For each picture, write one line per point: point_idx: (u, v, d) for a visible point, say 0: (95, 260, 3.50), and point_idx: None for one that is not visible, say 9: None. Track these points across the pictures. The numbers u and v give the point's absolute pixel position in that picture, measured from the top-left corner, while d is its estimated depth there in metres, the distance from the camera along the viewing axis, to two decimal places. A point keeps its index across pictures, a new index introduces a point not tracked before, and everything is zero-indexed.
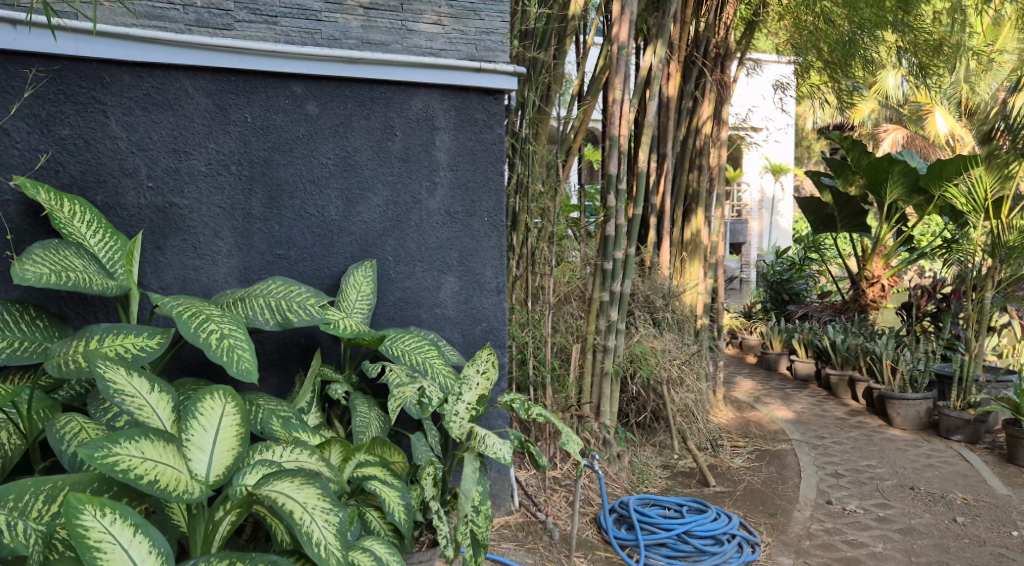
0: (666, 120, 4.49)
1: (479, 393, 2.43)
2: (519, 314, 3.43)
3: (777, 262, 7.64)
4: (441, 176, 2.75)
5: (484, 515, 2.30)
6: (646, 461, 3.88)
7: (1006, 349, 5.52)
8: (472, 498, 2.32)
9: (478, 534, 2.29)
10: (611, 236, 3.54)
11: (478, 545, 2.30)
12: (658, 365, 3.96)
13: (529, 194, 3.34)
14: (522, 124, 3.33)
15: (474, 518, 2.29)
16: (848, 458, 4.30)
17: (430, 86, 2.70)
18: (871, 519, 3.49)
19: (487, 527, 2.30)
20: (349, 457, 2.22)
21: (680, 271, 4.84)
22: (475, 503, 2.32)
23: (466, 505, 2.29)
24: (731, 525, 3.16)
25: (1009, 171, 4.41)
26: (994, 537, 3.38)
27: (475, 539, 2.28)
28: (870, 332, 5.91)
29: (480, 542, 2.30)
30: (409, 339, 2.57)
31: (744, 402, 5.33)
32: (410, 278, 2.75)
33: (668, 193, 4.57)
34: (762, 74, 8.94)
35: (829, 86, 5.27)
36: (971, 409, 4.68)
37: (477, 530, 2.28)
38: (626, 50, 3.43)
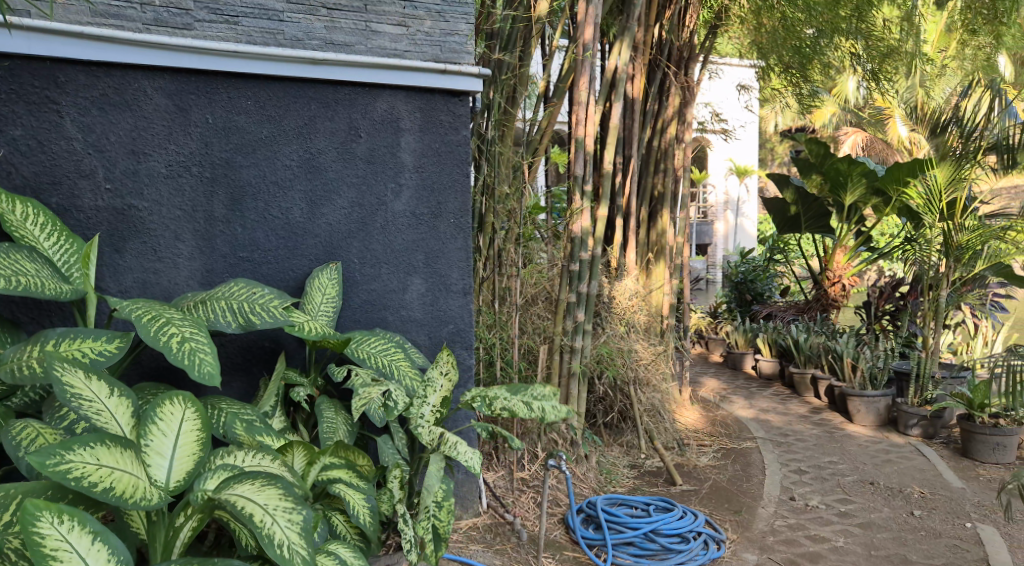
0: (631, 122, 4.52)
1: (443, 395, 2.48)
2: (486, 316, 3.43)
3: (742, 263, 7.74)
4: (406, 178, 2.74)
5: (446, 509, 2.30)
6: (613, 461, 3.90)
7: (960, 346, 5.64)
8: (435, 493, 2.32)
9: (441, 529, 2.29)
10: (578, 237, 3.57)
11: (440, 539, 2.29)
12: (625, 365, 4.01)
13: (495, 195, 3.35)
14: (488, 126, 3.34)
15: (436, 513, 2.30)
16: (811, 455, 4.36)
17: (394, 88, 2.69)
18: (833, 514, 3.55)
19: (449, 521, 2.30)
20: (313, 461, 2.19)
21: (646, 272, 4.88)
22: (437, 498, 2.32)
23: (427, 500, 2.30)
24: (697, 523, 3.19)
25: (962, 174, 4.51)
26: (949, 529, 3.45)
27: (436, 533, 2.28)
28: (831, 331, 6.02)
29: (442, 536, 2.29)
30: (374, 341, 2.56)
31: (710, 401, 5.39)
32: (376, 280, 2.74)
33: (634, 194, 4.57)
34: (724, 78, 9.10)
35: (789, 90, 5.38)
36: (927, 404, 4.79)
37: (439, 525, 2.28)
38: (591, 52, 3.46)
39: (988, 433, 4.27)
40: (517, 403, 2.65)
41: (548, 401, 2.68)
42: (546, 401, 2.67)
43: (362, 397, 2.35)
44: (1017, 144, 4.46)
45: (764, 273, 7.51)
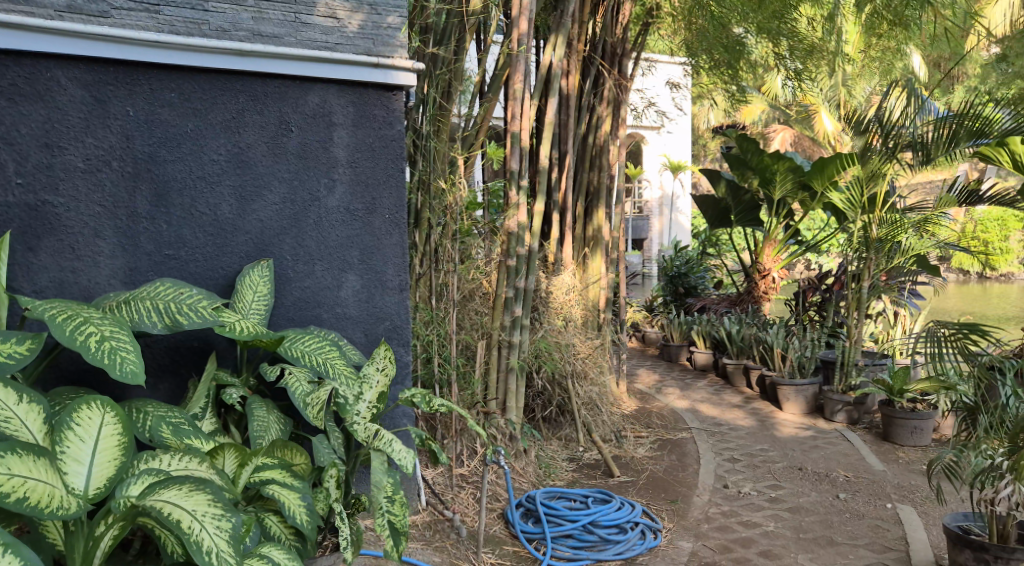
0: (566, 118, 4.55)
1: (379, 391, 2.46)
2: (423, 312, 3.39)
3: (676, 257, 7.88)
4: (339, 173, 2.69)
5: (399, 502, 2.31)
6: (552, 455, 3.92)
7: (880, 334, 5.86)
8: (385, 488, 2.31)
9: (396, 522, 2.30)
10: (514, 232, 3.58)
11: (399, 534, 2.30)
12: (562, 359, 4.04)
13: (430, 190, 3.33)
14: (423, 120, 3.30)
15: (389, 508, 2.29)
16: (743, 443, 4.47)
17: (326, 81, 2.65)
18: (763, 500, 3.65)
19: (404, 514, 2.31)
20: (244, 463, 2.14)
21: (583, 267, 4.92)
22: (388, 492, 2.32)
23: (378, 496, 2.28)
24: (634, 514, 3.24)
25: (879, 170, 4.68)
26: (871, 510, 3.58)
27: (394, 527, 2.28)
28: (762, 322, 6.18)
29: (399, 530, 2.30)
30: (309, 340, 2.51)
31: (647, 393, 5.47)
32: (309, 277, 2.69)
33: (570, 189, 4.58)
34: (656, 74, 9.28)
35: (719, 87, 5.53)
36: (851, 391, 4.97)
37: (394, 518, 2.29)
38: (525, 47, 3.48)
39: (907, 417, 4.44)
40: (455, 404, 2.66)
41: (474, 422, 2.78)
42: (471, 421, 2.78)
43: (313, 403, 2.35)
44: (931, 143, 4.54)
45: (698, 266, 7.67)
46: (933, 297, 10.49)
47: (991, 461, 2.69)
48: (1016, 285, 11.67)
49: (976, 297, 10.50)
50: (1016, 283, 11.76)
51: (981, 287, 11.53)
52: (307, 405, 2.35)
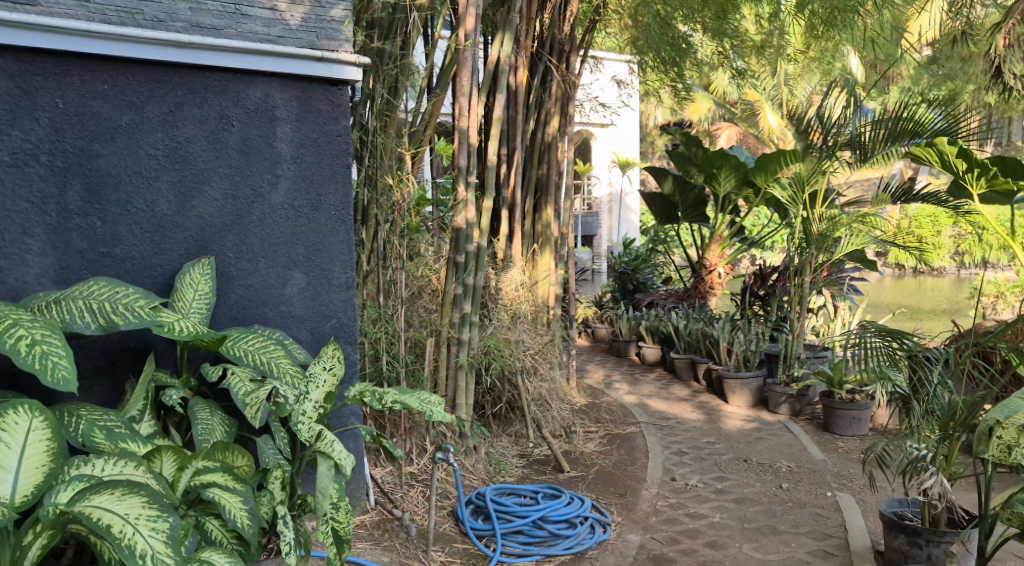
0: (515, 115, 4.52)
1: (327, 390, 2.38)
2: (371, 310, 3.36)
3: (625, 254, 7.95)
4: (283, 169, 2.64)
5: (344, 510, 2.30)
6: (502, 451, 3.92)
7: (821, 328, 5.97)
8: (330, 495, 2.28)
9: (340, 531, 2.29)
10: (463, 229, 3.55)
11: (342, 541, 2.30)
12: (512, 355, 4.03)
13: (378, 187, 3.29)
14: (370, 115, 3.26)
15: (332, 516, 2.27)
16: (690, 437, 4.53)
17: (268, 75, 2.59)
18: (709, 492, 3.70)
19: (348, 522, 2.31)
20: (184, 466, 2.10)
21: (531, 263, 4.92)
22: (333, 499, 2.30)
23: (324, 504, 2.25)
24: (583, 508, 3.25)
25: (822, 168, 4.80)
26: (812, 499, 3.65)
27: (337, 535, 2.29)
28: (709, 317, 6.27)
29: (343, 537, 2.30)
30: (253, 339, 2.47)
31: (596, 388, 5.51)
32: (253, 275, 2.64)
33: (518, 186, 4.57)
34: (603, 72, 9.35)
35: (665, 85, 5.59)
36: (794, 382, 5.08)
37: (338, 526, 2.28)
38: (472, 43, 3.45)
39: (846, 408, 4.55)
40: (409, 399, 2.60)
41: (435, 408, 2.66)
42: (434, 407, 2.66)
43: (251, 403, 2.28)
44: (869, 141, 4.69)
45: (645, 263, 7.74)
46: (870, 291, 10.77)
47: (917, 453, 2.74)
48: (948, 279, 12.06)
49: (910, 290, 10.82)
50: (949, 278, 12.16)
51: (916, 281, 11.88)
52: (245, 405, 2.28)
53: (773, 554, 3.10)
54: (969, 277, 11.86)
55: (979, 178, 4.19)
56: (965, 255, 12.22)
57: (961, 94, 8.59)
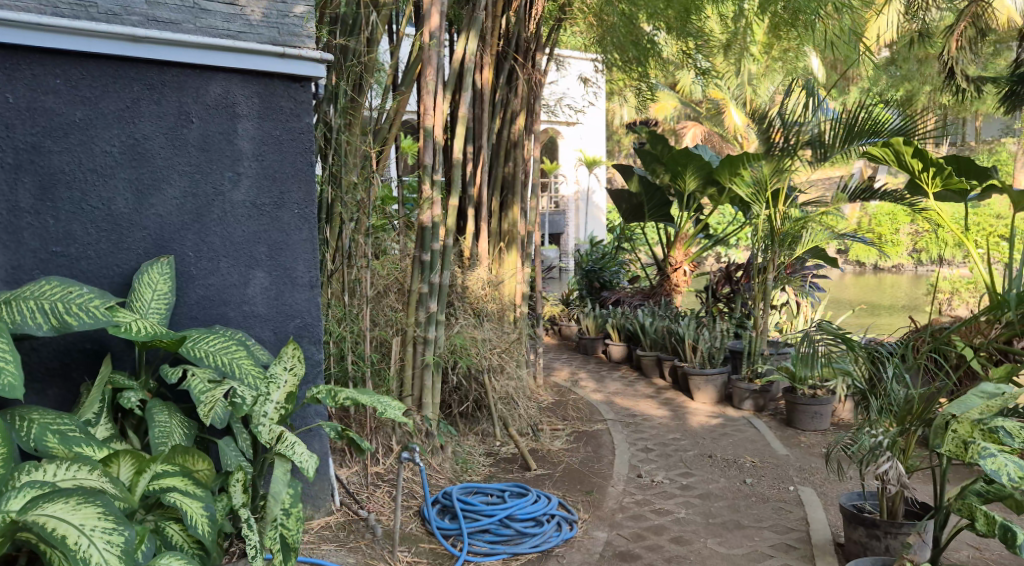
0: (481, 113, 4.51)
1: (288, 391, 2.41)
2: (336, 309, 3.33)
3: (592, 252, 7.98)
4: (244, 166, 2.60)
5: (295, 517, 2.26)
6: (468, 450, 3.91)
7: (784, 325, 6.03)
8: (283, 500, 2.27)
9: (288, 538, 2.24)
10: (429, 227, 3.52)
11: (289, 549, 2.24)
12: (479, 354, 4.00)
13: (342, 185, 3.25)
14: (334, 114, 3.23)
15: (283, 521, 2.25)
16: (656, 433, 4.56)
17: (229, 71, 2.55)
18: (675, 488, 3.73)
19: (297, 530, 2.26)
20: (142, 470, 2.06)
21: (498, 262, 4.91)
22: (285, 505, 2.27)
23: (274, 508, 2.24)
24: (550, 506, 3.25)
25: (783, 167, 4.87)
26: (775, 493, 3.70)
27: (284, 543, 2.23)
28: (674, 314, 6.32)
29: (290, 546, 2.24)
30: (213, 339, 2.42)
31: (563, 386, 5.52)
32: (214, 275, 2.59)
33: (485, 185, 4.56)
34: (569, 70, 9.38)
35: (630, 85, 5.62)
36: (757, 378, 5.13)
37: (286, 533, 2.24)
38: (437, 41, 3.43)
39: (808, 403, 4.61)
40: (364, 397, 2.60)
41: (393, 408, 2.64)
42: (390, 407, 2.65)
43: (207, 401, 2.25)
44: (828, 141, 4.79)
45: (612, 262, 7.77)
46: (831, 289, 10.93)
47: (875, 439, 2.78)
48: (906, 276, 12.27)
49: (870, 287, 11.00)
50: (907, 274, 12.38)
51: (875, 278, 12.09)
52: (200, 402, 2.25)
53: (737, 548, 3.13)
54: (926, 274, 12.09)
55: (935, 177, 4.26)
56: (922, 252, 12.34)
57: (918, 94, 8.74)
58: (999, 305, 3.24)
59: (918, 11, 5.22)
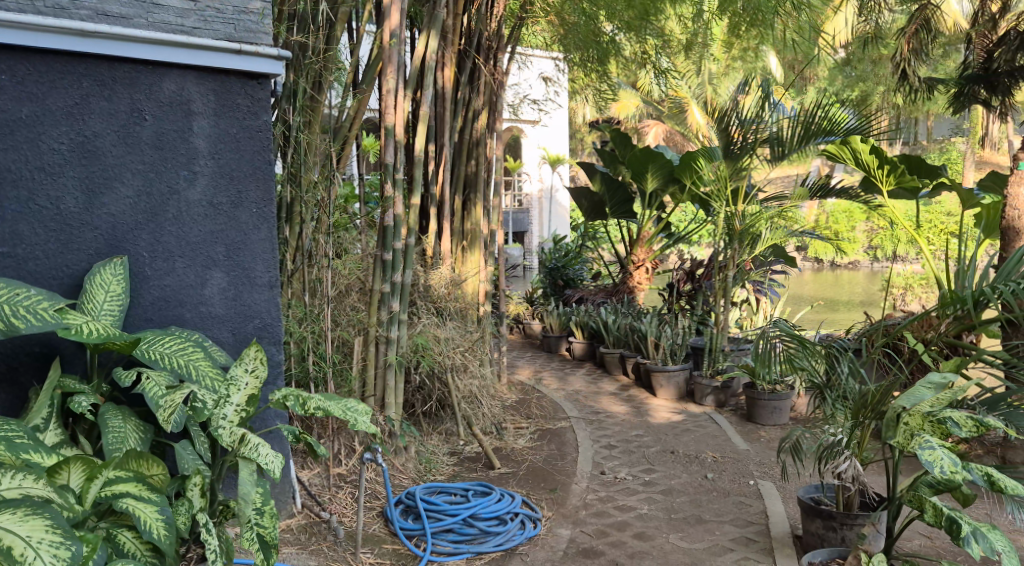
0: (442, 111, 4.49)
1: (249, 393, 2.34)
2: (297, 309, 3.29)
3: (555, 250, 8.00)
4: (200, 165, 2.56)
5: (269, 515, 2.24)
6: (432, 449, 3.90)
7: (745, 322, 6.10)
8: (254, 499, 2.24)
9: (266, 535, 2.23)
10: (390, 226, 3.49)
11: (268, 547, 2.23)
12: (441, 353, 3.98)
13: (301, 183, 3.21)
14: (293, 112, 3.18)
15: (259, 520, 2.23)
16: (619, 430, 4.59)
17: (183, 67, 2.51)
18: (637, 484, 3.76)
19: (274, 527, 2.24)
20: (93, 477, 2.01)
21: (460, 261, 4.90)
22: (257, 504, 2.25)
23: (248, 509, 2.20)
24: (514, 504, 3.26)
25: (740, 166, 4.94)
26: (735, 487, 3.74)
27: (262, 541, 2.22)
28: (636, 312, 6.36)
29: (269, 543, 2.23)
30: (169, 340, 2.38)
31: (527, 384, 5.53)
32: (169, 275, 2.54)
33: (447, 183, 4.54)
34: (531, 68, 9.39)
35: (591, 84, 5.65)
36: (718, 374, 5.18)
37: (263, 531, 2.22)
38: (398, 39, 3.40)
39: (768, 398, 4.67)
40: (333, 406, 2.53)
41: (362, 416, 2.57)
42: (359, 415, 2.57)
43: (167, 406, 2.19)
44: (786, 139, 4.86)
45: (575, 260, 7.79)
46: (789, 285, 11.10)
47: (834, 439, 2.84)
48: (862, 271, 12.50)
49: (827, 283, 11.18)
50: (863, 270, 12.61)
51: (833, 274, 12.31)
52: (159, 407, 2.19)
53: (698, 543, 3.16)
54: (881, 269, 12.32)
55: (889, 175, 4.35)
56: (878, 249, 12.62)
57: (871, 94, 8.91)
58: (950, 300, 3.28)
59: (871, 13, 5.31)
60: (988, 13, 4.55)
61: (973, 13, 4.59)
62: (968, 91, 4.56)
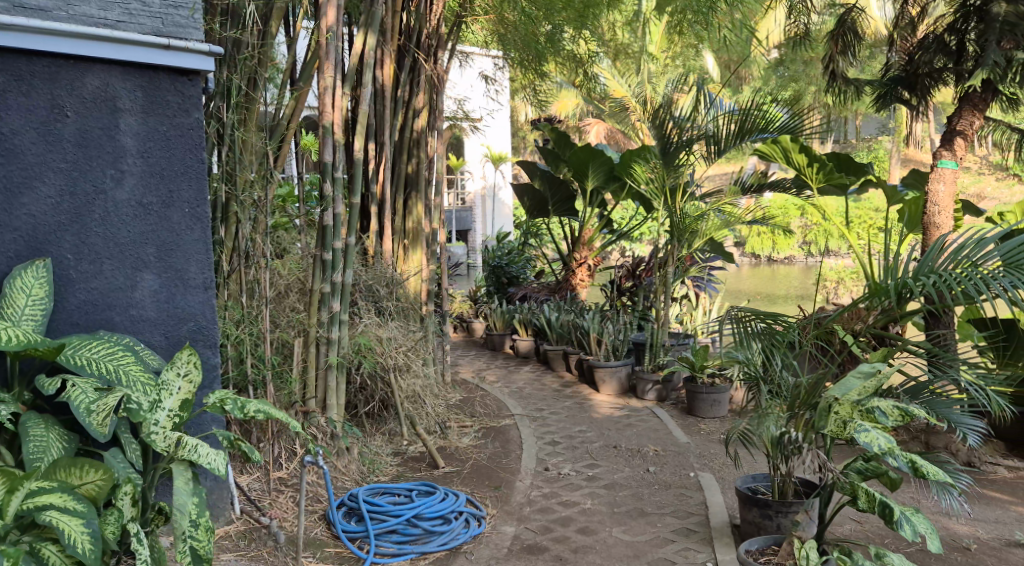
0: (382, 109, 4.44)
1: (182, 397, 2.29)
2: (234, 311, 3.21)
3: (498, 248, 7.99)
4: (128, 163, 2.49)
5: (204, 528, 2.18)
6: (376, 450, 3.85)
7: (685, 316, 6.19)
8: (189, 511, 2.18)
9: (200, 550, 2.17)
10: (330, 225, 3.44)
11: (201, 560, 2.16)
12: (384, 353, 3.93)
13: (236, 182, 3.14)
14: (227, 110, 3.11)
15: (192, 533, 2.16)
16: (563, 427, 4.60)
17: (107, 62, 2.44)
18: (581, 479, 3.79)
19: (210, 541, 2.19)
20: (15, 490, 1.94)
21: (402, 260, 4.86)
22: (192, 516, 2.18)
23: (182, 521, 2.15)
24: (458, 503, 3.25)
25: (678, 164, 5.02)
26: (677, 480, 3.80)
27: (197, 554, 2.15)
28: (579, 308, 6.41)
29: (202, 557, 2.17)
30: (96, 346, 2.30)
31: (471, 383, 5.52)
32: (97, 278, 2.46)
33: (387, 182, 4.50)
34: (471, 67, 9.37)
35: (531, 82, 5.68)
36: (660, 369, 5.25)
37: (197, 545, 2.16)
38: (335, 34, 3.35)
39: (707, 391, 4.76)
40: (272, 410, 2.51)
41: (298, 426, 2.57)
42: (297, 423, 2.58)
43: (98, 408, 2.14)
44: (722, 136, 4.92)
45: (519, 258, 7.79)
46: (728, 280, 11.31)
47: (787, 436, 2.87)
48: (798, 266, 12.79)
49: (763, 278, 11.42)
50: (798, 264, 12.91)
51: (770, 269, 12.57)
52: (90, 410, 2.14)
53: (641, 535, 3.20)
54: (815, 263, 12.62)
55: (817, 172, 4.46)
56: (812, 244, 12.95)
57: (803, 93, 9.15)
58: (876, 291, 3.37)
59: (801, 15, 5.45)
60: (909, 16, 4.69)
61: (895, 16, 4.72)
62: (892, 92, 4.68)
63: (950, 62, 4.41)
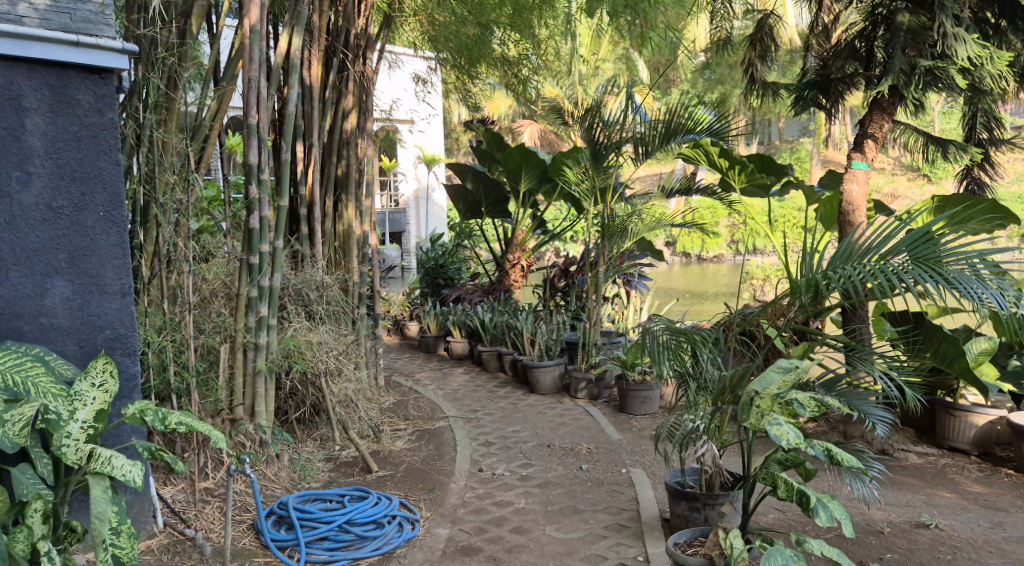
0: (310, 110, 4.36)
1: (97, 409, 2.24)
2: (155, 318, 3.11)
3: (431, 250, 7.93)
4: (36, 165, 2.39)
5: (126, 535, 2.15)
6: (307, 456, 3.79)
7: (617, 315, 6.31)
8: (109, 518, 2.10)
9: (122, 557, 2.13)
10: (256, 228, 3.36)
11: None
12: (314, 357, 3.87)
13: (156, 184, 3.05)
14: (143, 110, 3.02)
15: (114, 541, 2.13)
16: (497, 427, 4.60)
17: (12, 60, 2.34)
18: (515, 479, 3.79)
19: (131, 548, 2.16)
20: None
21: (332, 263, 4.78)
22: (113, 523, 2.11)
23: (102, 528, 2.06)
24: (391, 507, 3.21)
25: (607, 164, 5.06)
26: (610, 477, 3.83)
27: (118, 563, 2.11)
28: (513, 308, 6.42)
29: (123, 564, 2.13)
30: (2, 355, 2.18)
31: (406, 385, 5.47)
32: (2, 285, 2.36)
33: (316, 184, 4.42)
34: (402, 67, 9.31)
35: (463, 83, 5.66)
36: (592, 368, 5.30)
37: (120, 552, 2.13)
38: (259, 34, 3.28)
39: (638, 388, 4.84)
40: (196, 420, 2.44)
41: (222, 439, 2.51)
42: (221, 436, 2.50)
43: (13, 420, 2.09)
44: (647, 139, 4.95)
45: (453, 258, 7.76)
46: (660, 278, 11.49)
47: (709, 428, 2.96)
48: (727, 264, 13.08)
49: (694, 276, 11.65)
50: (726, 263, 13.20)
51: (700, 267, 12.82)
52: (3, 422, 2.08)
53: (574, 533, 3.22)
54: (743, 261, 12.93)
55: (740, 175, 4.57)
56: (740, 243, 13.27)
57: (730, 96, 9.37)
58: (796, 288, 3.47)
59: (726, 20, 5.57)
60: (823, 24, 4.85)
61: (811, 23, 4.87)
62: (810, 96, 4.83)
63: (860, 67, 4.59)
